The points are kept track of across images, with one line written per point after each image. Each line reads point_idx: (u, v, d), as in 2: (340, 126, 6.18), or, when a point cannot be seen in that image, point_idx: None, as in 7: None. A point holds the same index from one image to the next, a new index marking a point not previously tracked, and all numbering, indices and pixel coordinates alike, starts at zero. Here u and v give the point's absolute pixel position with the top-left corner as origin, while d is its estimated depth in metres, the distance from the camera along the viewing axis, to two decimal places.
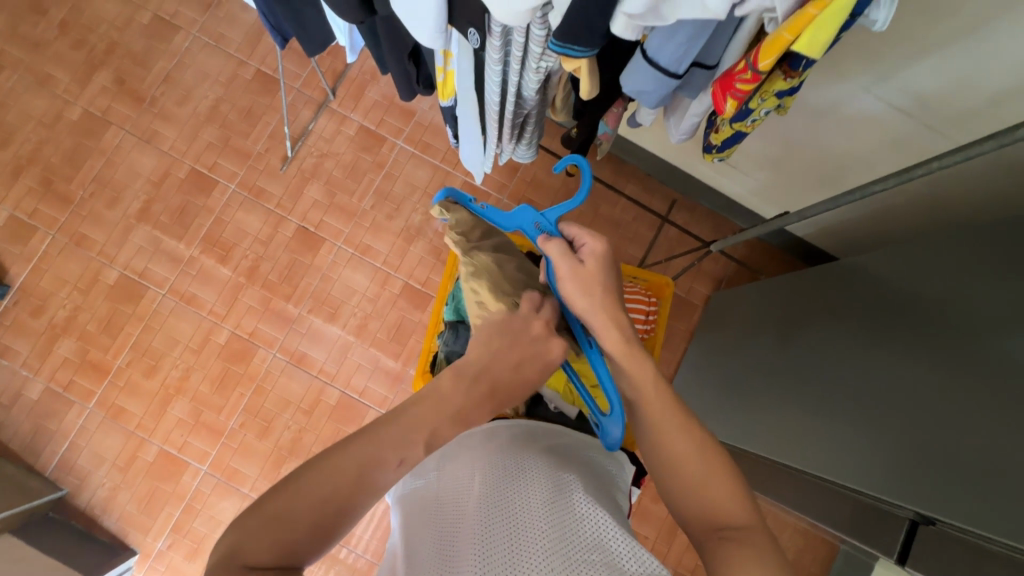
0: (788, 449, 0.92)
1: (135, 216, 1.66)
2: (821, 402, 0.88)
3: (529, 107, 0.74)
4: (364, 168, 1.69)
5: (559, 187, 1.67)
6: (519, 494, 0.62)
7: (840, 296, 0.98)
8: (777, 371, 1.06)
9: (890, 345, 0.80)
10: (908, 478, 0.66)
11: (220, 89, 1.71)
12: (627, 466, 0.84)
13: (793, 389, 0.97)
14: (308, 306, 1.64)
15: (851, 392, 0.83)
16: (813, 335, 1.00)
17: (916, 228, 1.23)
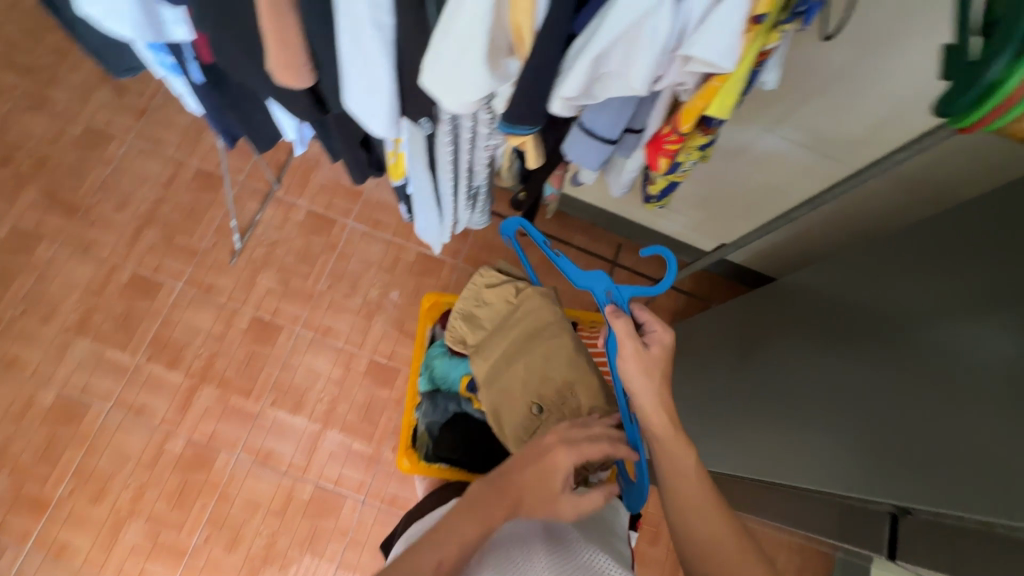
0: (763, 465, 0.95)
1: (72, 329, 1.57)
2: (785, 413, 0.93)
3: (480, 179, 0.80)
4: (317, 251, 1.69)
5: (511, 246, 1.74)
6: (521, 555, 0.61)
7: (784, 314, 1.07)
8: (742, 391, 1.11)
9: (835, 351, 0.88)
10: (884, 474, 0.70)
11: (160, 191, 1.69)
12: (622, 509, 0.83)
13: (757, 406, 1.03)
14: (271, 399, 1.58)
15: (811, 399, 0.89)
16: (765, 353, 1.07)
17: (837, 242, 1.36)
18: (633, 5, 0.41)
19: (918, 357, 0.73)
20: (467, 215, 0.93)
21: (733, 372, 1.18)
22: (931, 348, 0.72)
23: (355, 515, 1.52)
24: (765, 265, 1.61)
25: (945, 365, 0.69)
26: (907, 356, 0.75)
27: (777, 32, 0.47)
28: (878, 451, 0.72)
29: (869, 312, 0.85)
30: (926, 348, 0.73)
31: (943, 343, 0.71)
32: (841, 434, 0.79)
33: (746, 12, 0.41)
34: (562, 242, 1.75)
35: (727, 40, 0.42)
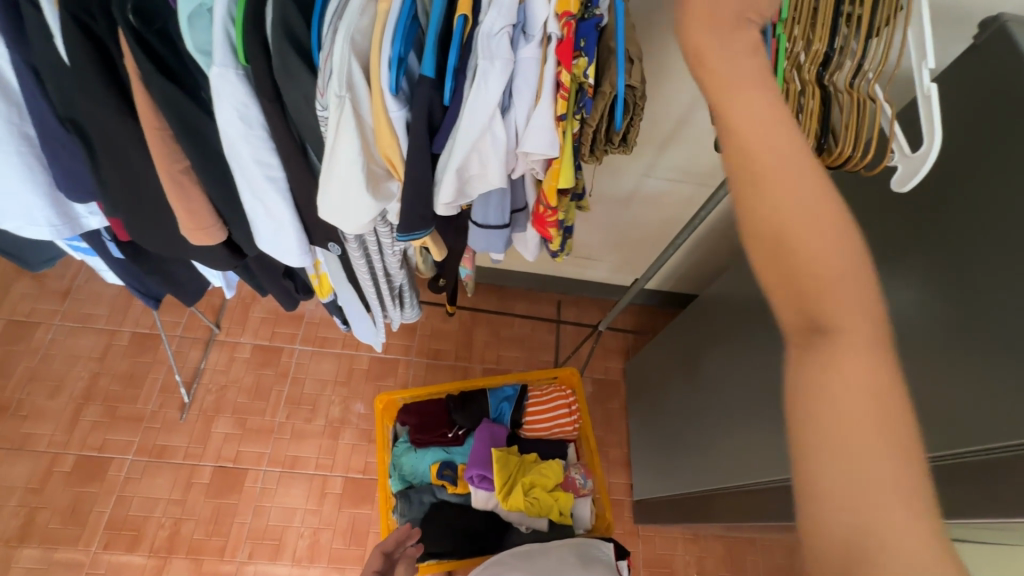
0: (746, 466, 1.03)
1: (15, 538, 1.45)
2: (754, 410, 1.03)
3: (399, 279, 0.88)
4: (268, 383, 1.69)
5: (457, 327, 1.82)
6: None
7: (725, 326, 1.19)
8: (710, 400, 1.22)
9: (769, 337, 1.00)
10: None
11: (95, 364, 1.66)
12: (603, 544, 0.89)
13: (731, 407, 1.12)
14: (248, 550, 1.49)
15: (773, 380, 0.97)
16: (721, 361, 1.18)
17: (736, 249, 1.53)
18: (475, 125, 0.53)
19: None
20: (398, 311, 0.99)
21: (710, 381, 1.23)
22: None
23: None
24: (699, 282, 1.75)
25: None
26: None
27: (577, 121, 0.58)
28: None
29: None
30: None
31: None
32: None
33: (554, 114, 0.54)
34: (505, 313, 1.84)
35: (547, 135, 0.54)
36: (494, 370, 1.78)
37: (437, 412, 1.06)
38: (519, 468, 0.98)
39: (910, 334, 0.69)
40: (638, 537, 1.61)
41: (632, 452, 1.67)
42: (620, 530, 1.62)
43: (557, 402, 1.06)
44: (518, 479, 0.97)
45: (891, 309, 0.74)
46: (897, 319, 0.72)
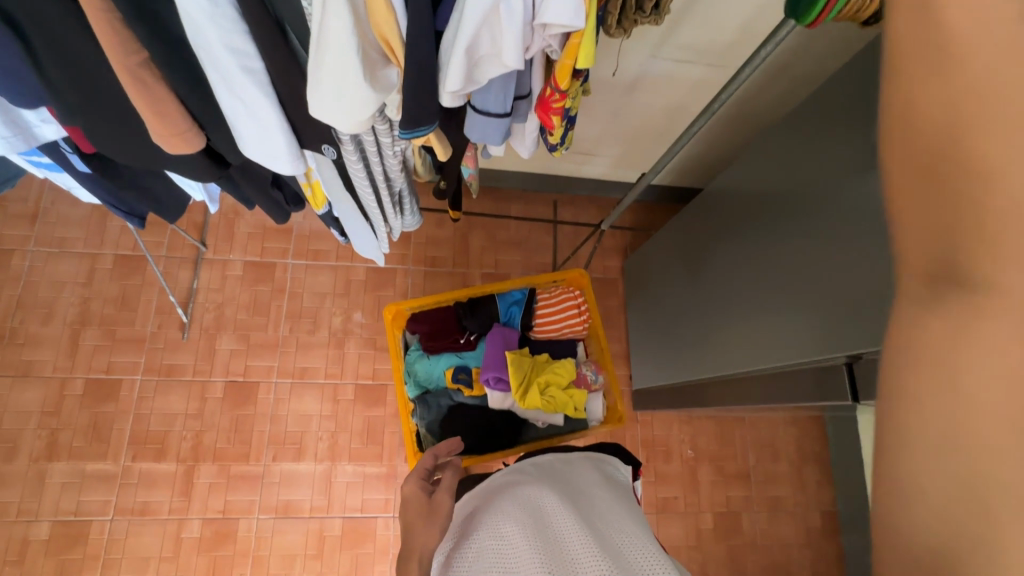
0: (744, 355, 1.07)
1: (42, 456, 1.50)
2: (756, 303, 1.03)
3: (399, 184, 0.82)
4: (266, 299, 1.67)
5: (453, 234, 1.79)
6: (495, 521, 0.71)
7: (727, 219, 1.17)
8: (709, 295, 1.24)
9: (772, 228, 0.99)
10: (839, 336, 0.80)
11: (83, 290, 1.62)
12: (622, 466, 0.92)
13: (729, 301, 1.14)
14: (271, 454, 1.57)
15: (775, 272, 0.97)
16: (721, 256, 1.18)
17: (743, 140, 1.45)
18: None
19: (832, 225, 0.83)
20: (398, 219, 0.95)
21: (709, 276, 1.24)
22: (840, 211, 0.82)
23: (390, 530, 1.55)
24: (699, 176, 1.69)
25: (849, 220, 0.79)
26: (823, 224, 0.85)
27: None
28: (827, 311, 0.82)
29: (791, 193, 0.95)
30: (837, 212, 0.82)
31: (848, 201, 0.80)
32: (801, 307, 0.89)
33: None
34: (501, 216, 1.80)
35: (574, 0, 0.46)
36: (492, 275, 1.78)
37: (448, 319, 1.06)
38: (534, 370, 0.99)
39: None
40: (637, 422, 1.72)
41: (630, 346, 1.74)
42: None
43: (567, 304, 1.05)
44: (533, 379, 0.98)
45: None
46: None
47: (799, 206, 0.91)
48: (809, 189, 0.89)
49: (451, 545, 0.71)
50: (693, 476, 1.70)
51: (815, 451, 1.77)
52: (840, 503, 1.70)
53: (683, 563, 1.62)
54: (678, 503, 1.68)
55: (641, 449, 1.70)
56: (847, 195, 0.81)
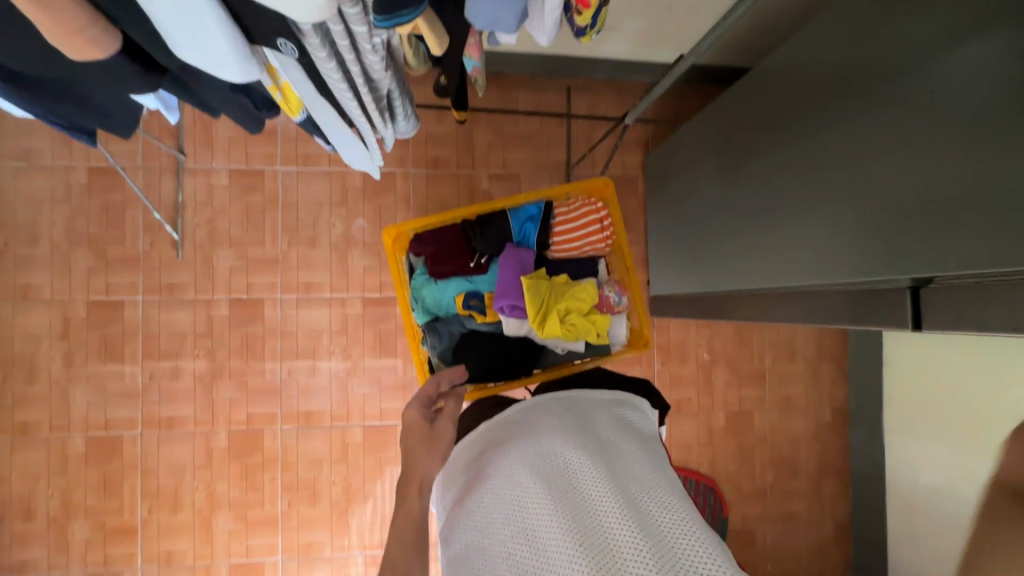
0: (777, 271, 0.99)
1: (61, 377, 1.51)
2: (791, 210, 0.92)
3: (385, 85, 0.66)
4: (259, 211, 1.57)
5: (454, 130, 1.62)
6: (511, 489, 0.65)
7: (761, 112, 1.01)
8: (738, 199, 1.12)
9: (815, 122, 0.84)
10: (895, 254, 0.69)
11: (64, 207, 1.51)
12: (648, 412, 0.84)
13: (757, 210, 1.04)
14: (286, 369, 1.57)
15: (810, 180, 0.86)
16: (754, 157, 1.05)
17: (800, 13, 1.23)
18: None
19: (879, 121, 0.70)
20: (391, 125, 0.80)
21: (739, 180, 1.11)
22: (893, 104, 0.68)
23: None
24: (736, 53, 1.46)
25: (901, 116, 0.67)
26: (871, 123, 0.72)
27: None
28: (878, 221, 0.72)
29: (839, 81, 0.79)
30: (893, 105, 0.68)
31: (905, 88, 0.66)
32: (843, 222, 0.79)
33: None
34: (507, 109, 1.62)
35: None
36: (500, 177, 1.64)
37: (456, 241, 0.96)
38: (555, 294, 0.91)
39: (996, 120, 0.56)
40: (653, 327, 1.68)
41: (648, 250, 1.64)
42: None
43: (587, 217, 0.94)
44: (552, 303, 0.89)
45: (976, 77, 0.58)
46: (981, 98, 0.57)
47: (850, 95, 0.76)
48: (864, 74, 0.74)
49: (468, 518, 0.66)
50: (707, 378, 1.70)
51: (833, 350, 1.74)
52: (851, 400, 1.72)
53: (693, 457, 1.69)
54: (691, 403, 1.70)
55: (656, 354, 1.68)
56: (902, 89, 0.67)
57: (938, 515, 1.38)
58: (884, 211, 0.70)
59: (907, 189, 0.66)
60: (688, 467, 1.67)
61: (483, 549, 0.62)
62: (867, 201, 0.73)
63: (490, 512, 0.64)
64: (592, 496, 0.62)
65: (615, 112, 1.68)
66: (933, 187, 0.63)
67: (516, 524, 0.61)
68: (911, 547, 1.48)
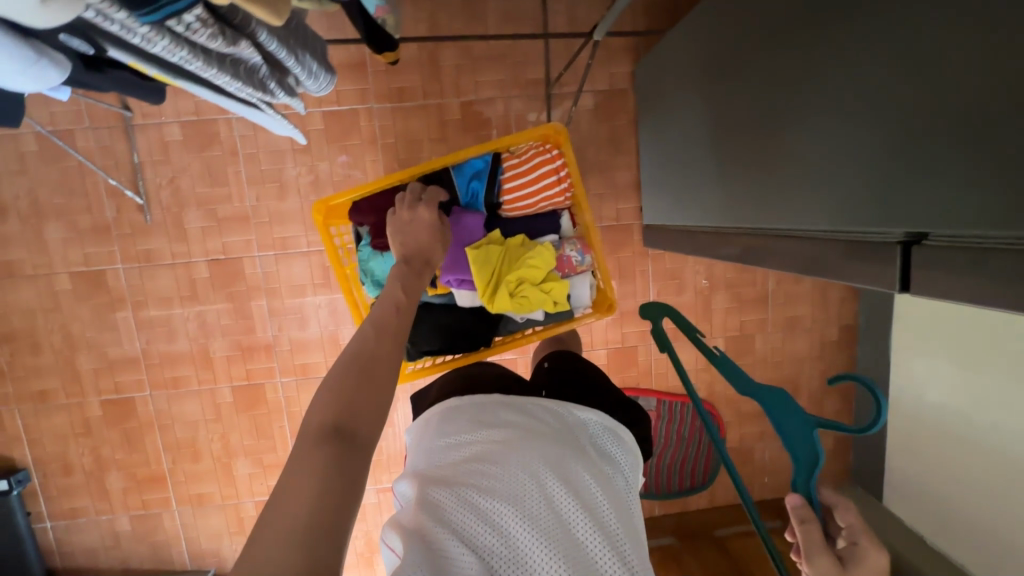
0: (765, 213, 0.91)
1: (64, 348, 1.56)
2: (785, 143, 0.82)
3: (248, 56, 0.56)
4: (220, 165, 1.48)
5: (416, 54, 1.44)
6: (530, 491, 0.63)
7: (759, 18, 0.87)
8: (727, 121, 1.00)
9: (818, 32, 0.72)
10: (898, 202, 0.62)
11: (22, 178, 1.46)
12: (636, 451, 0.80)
13: (750, 140, 0.93)
14: (277, 325, 1.57)
15: (808, 108, 0.76)
16: (749, 75, 0.91)
17: None
18: None
19: (887, 42, 0.60)
20: (292, 88, 0.70)
21: (728, 100, 0.99)
22: (912, 20, 0.57)
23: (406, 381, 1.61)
24: None
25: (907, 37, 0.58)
26: (886, 39, 0.61)
27: None
28: (886, 162, 0.63)
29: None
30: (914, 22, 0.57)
31: (935, 0, 0.55)
32: (845, 163, 0.70)
33: None
34: (474, 23, 1.43)
35: None
36: (474, 104, 1.49)
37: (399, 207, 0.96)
38: (502, 263, 0.93)
39: None
40: (648, 257, 1.59)
41: (640, 175, 1.51)
42: (629, 253, 1.59)
43: (541, 168, 0.96)
44: (504, 275, 0.93)
45: None
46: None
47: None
48: None
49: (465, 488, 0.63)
50: (706, 305, 1.64)
51: None
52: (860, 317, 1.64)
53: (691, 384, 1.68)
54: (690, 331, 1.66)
55: (652, 284, 1.61)
56: (930, 5, 0.55)
57: (940, 433, 1.36)
58: (890, 154, 0.62)
59: (923, 126, 0.58)
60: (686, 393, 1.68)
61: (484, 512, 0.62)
62: (865, 140, 0.66)
63: (500, 480, 0.64)
64: (602, 512, 0.66)
65: (598, 14, 1.46)
66: (951, 125, 0.55)
67: (527, 507, 0.62)
68: (910, 459, 1.48)
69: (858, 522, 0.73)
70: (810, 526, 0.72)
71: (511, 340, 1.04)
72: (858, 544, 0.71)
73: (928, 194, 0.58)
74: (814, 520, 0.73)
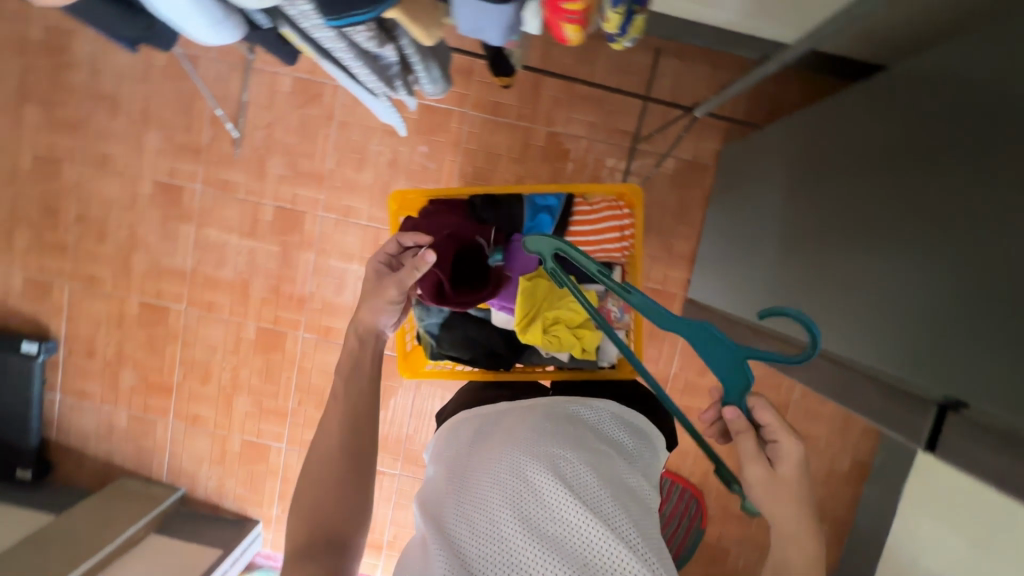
0: (808, 326, 0.91)
1: (126, 243, 1.67)
2: (847, 268, 0.83)
3: (387, 55, 0.62)
4: (314, 124, 1.57)
5: (522, 76, 1.51)
6: (516, 491, 0.63)
7: (858, 143, 0.89)
8: (799, 228, 1.01)
9: (911, 176, 0.74)
10: (941, 360, 0.62)
11: (143, 86, 1.59)
12: (662, 450, 0.82)
13: (813, 253, 0.94)
14: (316, 283, 1.64)
15: (878, 241, 0.77)
16: (831, 192, 0.93)
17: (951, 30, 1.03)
18: None
19: (940, 205, 0.68)
20: (411, 88, 0.76)
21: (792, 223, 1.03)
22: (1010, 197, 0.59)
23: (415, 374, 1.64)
24: (861, 44, 1.22)
25: (962, 202, 0.65)
26: (980, 206, 0.62)
27: None
28: (939, 319, 0.64)
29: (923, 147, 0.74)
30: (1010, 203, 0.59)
31: None
32: (897, 306, 0.71)
33: None
34: (585, 63, 1.49)
35: None
36: (559, 137, 1.54)
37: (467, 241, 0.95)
38: (548, 298, 0.96)
39: None
40: None
41: (697, 250, 1.52)
42: None
43: (611, 222, 1.04)
44: (544, 311, 0.96)
45: None
46: None
47: (961, 163, 0.66)
48: (993, 142, 0.63)
49: (460, 502, 0.66)
50: None
51: None
52: (877, 456, 1.59)
53: (686, 465, 1.66)
54: (700, 414, 1.64)
55: (678, 357, 1.60)
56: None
57: None
58: (944, 313, 0.63)
59: (989, 300, 0.58)
60: (678, 473, 1.65)
61: (476, 522, 0.63)
62: (910, 291, 0.69)
63: (489, 488, 0.65)
64: (604, 506, 0.62)
65: (703, 88, 1.49)
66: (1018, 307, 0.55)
67: (512, 507, 0.62)
68: None
69: (778, 420, 0.75)
70: (744, 438, 0.75)
71: (531, 370, 1.06)
72: (779, 440, 0.75)
73: (972, 362, 0.58)
74: (747, 431, 0.75)
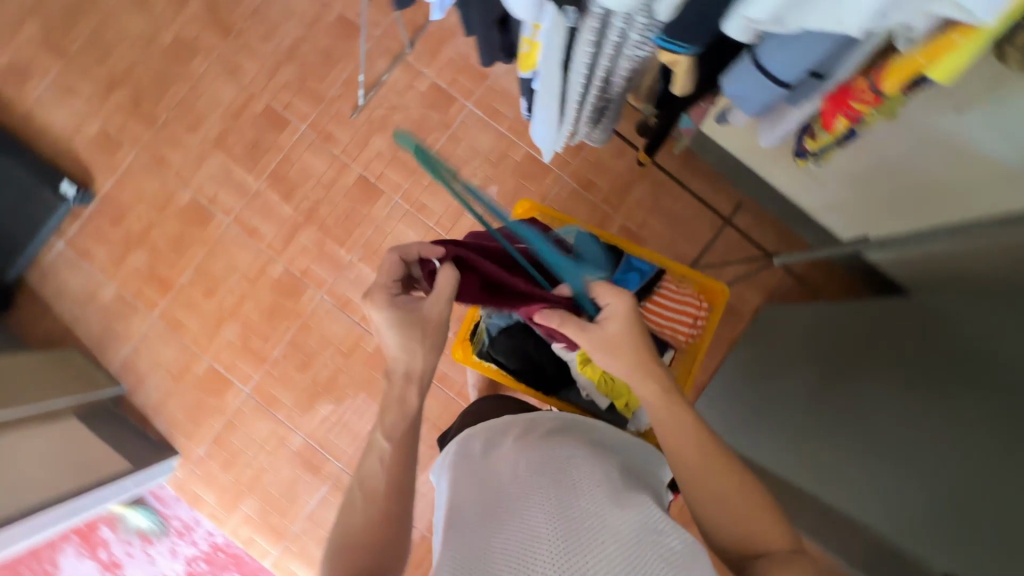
0: (807, 476, 1.01)
1: (210, 143, 1.73)
2: (860, 441, 0.94)
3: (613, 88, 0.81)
4: (430, 126, 1.71)
5: (623, 170, 1.68)
6: (525, 494, 0.66)
7: (900, 346, 1.02)
8: (816, 392, 1.12)
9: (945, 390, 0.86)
10: (951, 546, 0.73)
11: (303, 29, 1.74)
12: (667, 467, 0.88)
13: (824, 417, 1.05)
14: (360, 255, 1.69)
15: (897, 430, 0.89)
16: (860, 375, 1.05)
17: None
18: None
19: (969, 421, 0.80)
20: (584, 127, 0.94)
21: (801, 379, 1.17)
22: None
23: None
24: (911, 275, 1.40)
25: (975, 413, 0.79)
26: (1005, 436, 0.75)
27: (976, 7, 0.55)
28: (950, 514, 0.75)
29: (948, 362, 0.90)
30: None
31: None
32: (908, 489, 0.81)
33: None
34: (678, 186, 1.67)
35: None
36: (630, 233, 1.68)
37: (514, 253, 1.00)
38: None
39: None
40: None
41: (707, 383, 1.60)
42: None
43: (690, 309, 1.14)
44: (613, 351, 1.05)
45: None
46: None
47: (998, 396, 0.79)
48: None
49: (474, 513, 0.69)
50: None
51: None
52: None
53: None
54: None
55: None
56: None
57: None
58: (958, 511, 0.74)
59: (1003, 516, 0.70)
60: None
61: (487, 526, 0.64)
62: (920, 476, 0.81)
63: (499, 499, 0.68)
64: (608, 490, 0.65)
65: (764, 250, 1.66)
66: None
67: (523, 505, 0.65)
68: None
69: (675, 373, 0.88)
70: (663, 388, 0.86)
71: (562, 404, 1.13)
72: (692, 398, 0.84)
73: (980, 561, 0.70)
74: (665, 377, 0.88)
